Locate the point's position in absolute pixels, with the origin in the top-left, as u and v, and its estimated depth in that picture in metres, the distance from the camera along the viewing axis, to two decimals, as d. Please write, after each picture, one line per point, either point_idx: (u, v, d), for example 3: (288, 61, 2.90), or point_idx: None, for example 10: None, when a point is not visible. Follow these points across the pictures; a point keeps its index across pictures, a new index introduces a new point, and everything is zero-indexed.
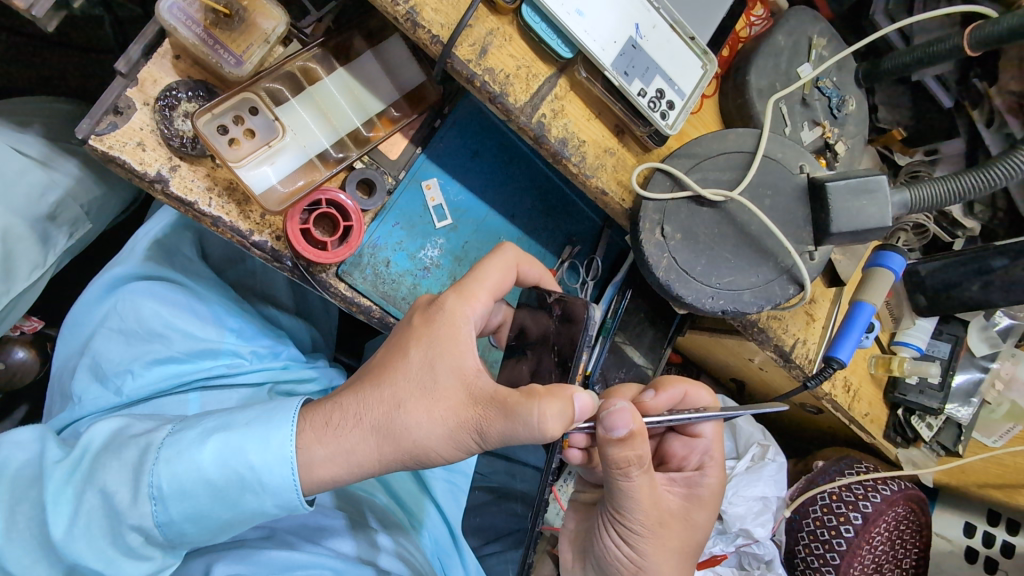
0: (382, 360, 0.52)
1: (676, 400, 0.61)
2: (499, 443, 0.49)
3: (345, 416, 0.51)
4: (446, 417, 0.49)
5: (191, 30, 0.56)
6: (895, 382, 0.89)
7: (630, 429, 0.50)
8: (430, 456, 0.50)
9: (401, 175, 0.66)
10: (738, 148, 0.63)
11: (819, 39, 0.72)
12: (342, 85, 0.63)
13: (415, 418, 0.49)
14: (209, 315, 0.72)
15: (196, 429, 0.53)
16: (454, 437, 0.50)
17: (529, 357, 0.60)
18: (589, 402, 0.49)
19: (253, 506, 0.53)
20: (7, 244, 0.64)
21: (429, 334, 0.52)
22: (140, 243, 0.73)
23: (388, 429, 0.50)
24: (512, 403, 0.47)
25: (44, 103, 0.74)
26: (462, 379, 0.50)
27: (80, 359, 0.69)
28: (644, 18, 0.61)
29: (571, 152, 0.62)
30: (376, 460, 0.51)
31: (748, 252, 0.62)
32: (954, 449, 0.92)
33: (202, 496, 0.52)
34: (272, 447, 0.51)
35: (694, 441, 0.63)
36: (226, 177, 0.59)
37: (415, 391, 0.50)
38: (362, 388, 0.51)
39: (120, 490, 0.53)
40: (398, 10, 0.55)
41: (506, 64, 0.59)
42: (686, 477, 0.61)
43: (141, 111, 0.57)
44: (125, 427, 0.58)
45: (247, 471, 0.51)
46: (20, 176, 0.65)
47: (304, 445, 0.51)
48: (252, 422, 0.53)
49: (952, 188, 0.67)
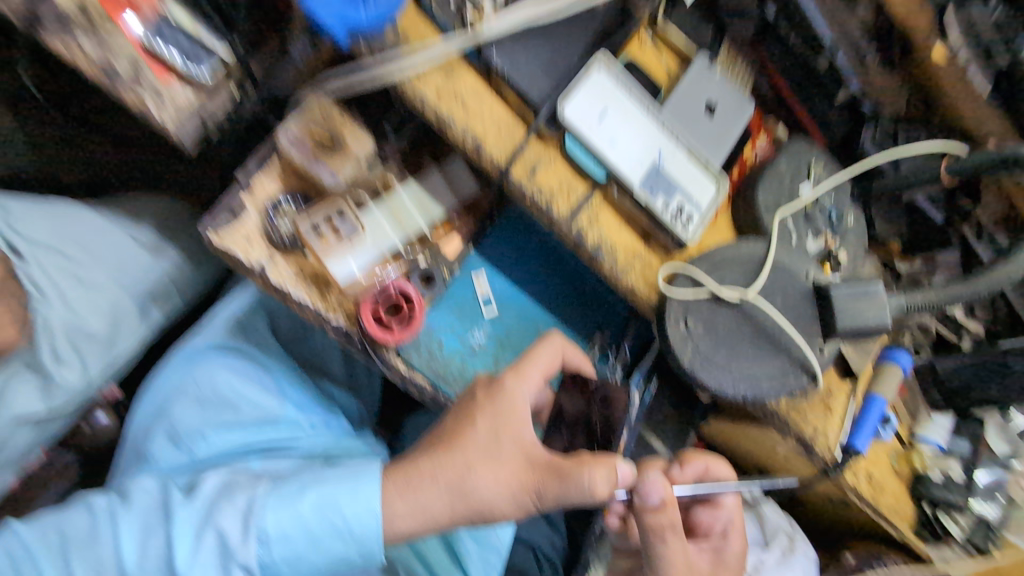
0: (449, 431, 0.58)
1: (701, 475, 0.66)
2: (555, 505, 0.55)
3: (423, 477, 0.56)
4: (511, 482, 0.55)
5: (299, 151, 0.69)
6: (919, 477, 0.91)
7: (661, 499, 0.56)
8: (495, 516, 0.56)
9: (456, 269, 0.78)
10: (750, 255, 0.72)
11: (817, 163, 0.83)
12: (414, 194, 0.74)
13: (484, 481, 0.55)
14: (273, 385, 0.80)
15: (295, 482, 0.59)
16: (517, 501, 0.55)
17: (562, 435, 0.69)
18: (630, 471, 0.55)
19: (340, 552, 0.58)
20: (115, 316, 0.80)
21: (493, 407, 0.58)
22: (223, 319, 0.84)
23: (461, 490, 0.55)
24: (568, 468, 0.54)
25: (155, 201, 0.88)
26: (523, 448, 0.57)
27: (159, 422, 0.76)
28: (665, 147, 0.73)
29: (604, 254, 0.73)
30: (448, 519, 0.55)
31: (763, 345, 0.70)
32: (986, 549, 0.91)
33: (300, 541, 0.57)
34: (362, 500, 0.57)
35: (718, 511, 0.67)
36: (312, 268, 0.70)
37: (483, 456, 0.56)
38: (434, 454, 0.57)
39: (232, 532, 0.58)
40: (466, 141, 0.70)
41: (550, 182, 0.71)
42: (713, 545, 0.67)
43: (251, 213, 0.69)
44: (231, 480, 0.63)
45: (340, 520, 0.57)
46: (127, 256, 0.81)
47: (387, 501, 0.56)
48: (342, 477, 0.59)
49: (946, 295, 0.75)
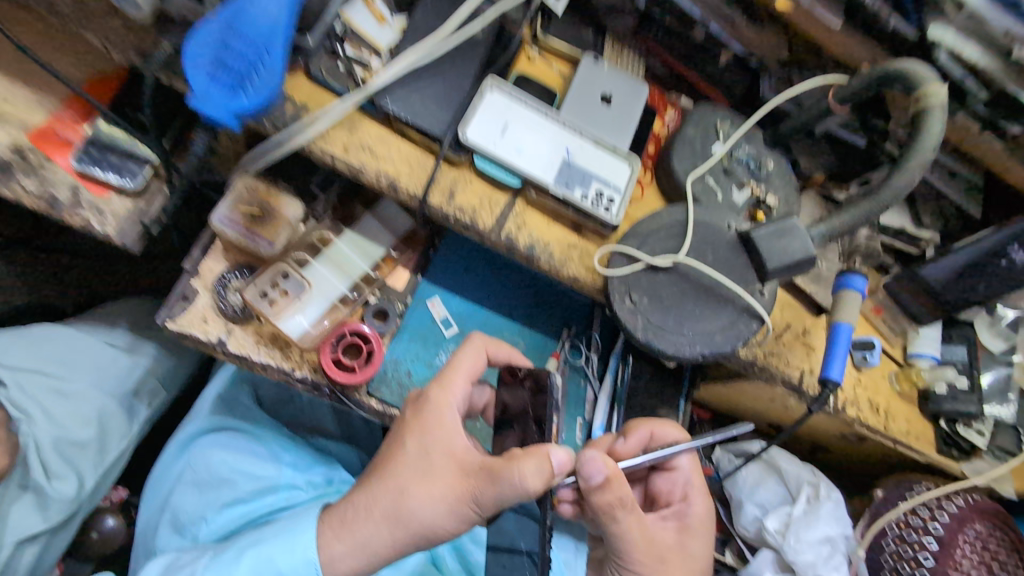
0: (385, 455, 0.62)
1: (646, 442, 0.71)
2: (493, 507, 0.57)
3: (359, 510, 0.61)
4: (446, 495, 0.58)
5: (234, 229, 0.73)
6: (926, 395, 0.98)
7: (605, 474, 0.58)
8: (437, 531, 0.59)
9: (408, 300, 0.81)
10: (673, 220, 0.75)
11: (723, 123, 0.88)
12: (351, 243, 0.79)
13: (418, 500, 0.58)
14: (269, 454, 0.85)
15: (232, 550, 0.67)
16: (455, 510, 0.58)
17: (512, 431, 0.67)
18: (566, 457, 0.56)
19: None
20: (101, 422, 0.79)
21: (420, 424, 0.61)
22: (206, 402, 0.89)
23: (397, 514, 0.59)
24: (497, 469, 0.56)
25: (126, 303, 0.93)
26: (453, 457, 0.60)
27: (161, 517, 0.81)
28: (572, 142, 0.78)
29: (540, 252, 0.77)
30: (391, 546, 0.59)
31: (706, 300, 0.72)
32: (1015, 451, 0.98)
33: None
34: (297, 551, 0.64)
35: (674, 474, 0.72)
36: (270, 331, 0.73)
37: (415, 476, 0.59)
38: (369, 484, 0.61)
39: None
40: (381, 183, 0.73)
41: (471, 200, 0.75)
42: (675, 512, 0.70)
43: (202, 294, 0.73)
44: (174, 560, 0.70)
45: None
46: (111, 365, 0.82)
47: (325, 543, 0.62)
48: (279, 533, 0.66)
49: (862, 215, 0.79)
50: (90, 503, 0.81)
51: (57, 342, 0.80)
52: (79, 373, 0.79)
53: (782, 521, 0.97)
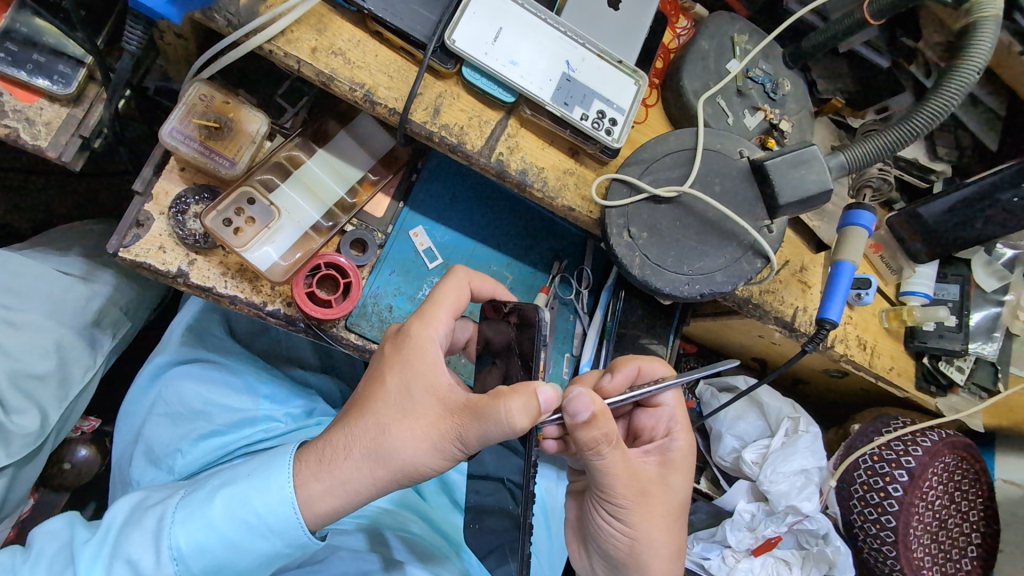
0: (364, 392, 0.59)
1: (633, 378, 0.68)
2: (478, 445, 0.55)
3: (338, 450, 0.57)
4: (428, 432, 0.55)
5: (190, 146, 0.64)
6: (913, 332, 0.95)
7: (592, 411, 0.55)
8: (420, 470, 0.56)
9: (389, 229, 0.75)
10: (680, 146, 0.69)
11: (740, 37, 0.79)
12: (324, 164, 0.71)
13: (399, 439, 0.55)
14: (243, 386, 0.82)
15: (205, 488, 0.60)
16: (438, 448, 0.56)
17: (497, 366, 0.64)
18: (554, 393, 0.53)
19: (265, 550, 0.58)
20: (61, 353, 0.74)
21: (401, 360, 0.59)
22: (175, 332, 0.84)
23: (377, 454, 0.55)
24: (481, 406, 0.53)
25: (82, 227, 0.86)
26: (436, 394, 0.57)
27: (134, 448, 0.79)
28: (573, 54, 0.69)
29: (533, 179, 0.70)
30: (373, 484, 0.56)
31: (709, 236, 0.67)
32: (994, 388, 0.98)
33: (217, 548, 0.58)
34: (272, 491, 0.57)
35: (658, 410, 0.69)
36: (236, 262, 0.67)
37: (396, 413, 0.56)
38: (348, 421, 0.58)
39: (144, 557, 0.58)
40: (356, 94, 0.63)
41: (458, 118, 0.67)
42: (658, 446, 0.68)
43: (158, 220, 0.65)
44: (144, 499, 0.64)
45: (254, 518, 0.57)
46: (67, 293, 0.75)
47: (303, 483, 0.57)
48: (253, 473, 0.59)
49: (885, 143, 0.73)
50: (57, 436, 0.79)
51: (3, 268, 0.73)
52: (31, 302, 0.73)
53: (760, 453, 0.98)
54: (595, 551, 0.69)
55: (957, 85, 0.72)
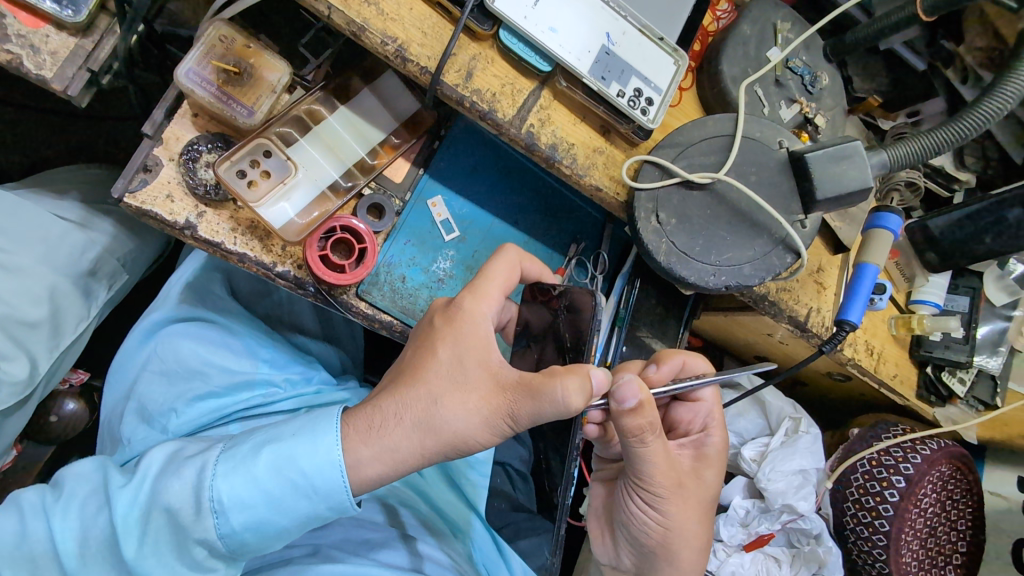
0: (412, 362, 0.58)
1: (677, 372, 0.67)
2: (530, 423, 0.54)
3: (387, 417, 0.55)
4: (480, 406, 0.55)
5: (207, 90, 0.61)
6: (919, 341, 0.94)
7: (639, 399, 0.55)
8: (467, 443, 0.56)
9: (407, 196, 0.72)
10: (718, 132, 0.66)
11: (783, 24, 0.76)
12: (345, 122, 0.68)
13: (452, 411, 0.54)
14: (243, 348, 0.79)
15: (248, 443, 0.58)
16: (489, 423, 0.55)
17: (535, 348, 0.66)
18: (604, 376, 0.54)
19: (307, 511, 0.57)
20: (54, 301, 0.70)
21: (454, 332, 0.58)
22: (175, 288, 0.81)
23: (428, 424, 0.55)
24: (537, 384, 0.52)
25: (80, 171, 0.82)
26: (488, 369, 0.56)
27: (127, 405, 0.76)
28: (614, 27, 0.66)
29: (562, 155, 0.67)
30: (419, 455, 0.55)
31: (740, 227, 0.65)
32: (991, 403, 0.97)
33: (261, 505, 0.56)
34: (321, 451, 0.56)
35: (696, 405, 0.69)
36: (248, 218, 0.64)
37: (449, 385, 0.55)
38: (397, 390, 0.56)
39: (185, 507, 0.56)
40: (387, 49, 0.60)
41: (491, 84, 0.64)
42: (693, 440, 0.68)
43: (167, 166, 0.62)
44: (180, 450, 0.62)
45: (300, 477, 0.56)
46: (62, 240, 0.72)
47: (351, 447, 0.56)
48: (300, 432, 0.57)
49: (926, 144, 0.73)
50: (46, 386, 0.75)
51: None
52: (25, 245, 0.69)
53: (759, 451, 0.98)
54: (622, 538, 0.68)
55: (1012, 90, 0.71)
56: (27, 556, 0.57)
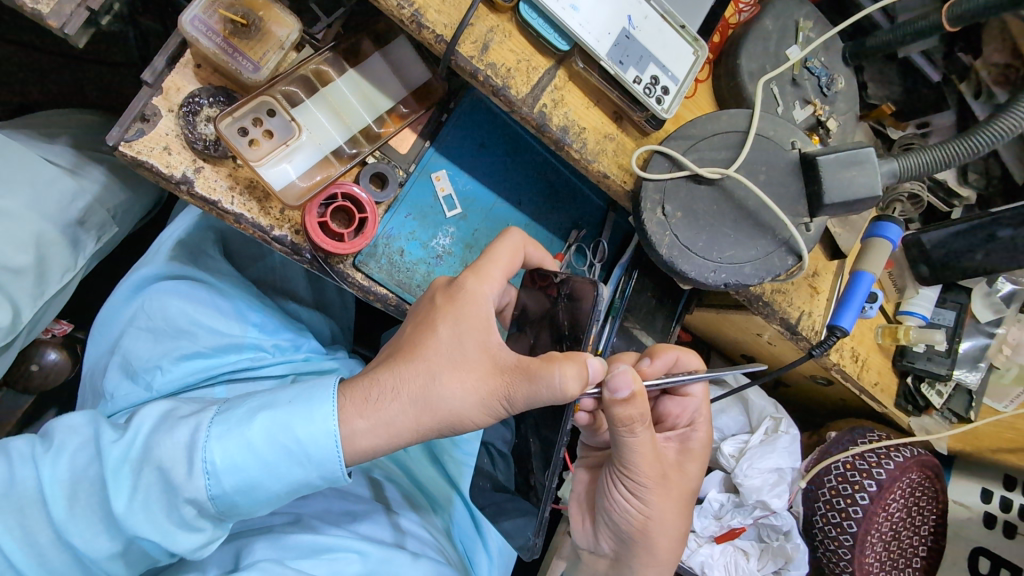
0: (411, 339, 0.57)
1: (670, 365, 0.67)
2: (525, 406, 0.54)
3: (383, 391, 0.55)
4: (476, 386, 0.54)
5: (212, 40, 0.58)
6: (902, 351, 0.95)
7: (632, 390, 0.55)
8: (462, 423, 0.55)
9: (411, 168, 0.70)
10: (731, 128, 0.65)
11: (805, 22, 0.75)
12: (354, 86, 0.66)
13: (448, 389, 0.54)
14: (233, 311, 0.78)
15: (243, 407, 0.57)
16: (484, 404, 0.55)
17: (529, 333, 0.65)
18: (600, 365, 0.53)
19: (299, 478, 0.56)
20: (41, 249, 0.68)
21: (455, 312, 0.57)
22: (166, 245, 0.79)
23: (424, 400, 0.54)
24: (535, 368, 0.52)
25: (70, 115, 0.79)
26: (486, 351, 0.56)
27: (111, 359, 0.74)
28: (636, 10, 0.65)
29: (573, 138, 0.65)
30: (413, 430, 0.55)
31: (745, 226, 0.65)
32: (965, 415, 1.00)
33: (253, 469, 0.56)
34: (317, 420, 0.55)
35: (685, 400, 0.70)
36: (247, 177, 0.62)
37: (447, 363, 0.55)
38: (395, 365, 0.56)
39: (176, 467, 0.56)
40: (403, 12, 0.58)
41: (506, 59, 0.62)
42: (679, 434, 0.70)
43: (166, 118, 0.59)
44: (173, 409, 0.61)
45: (294, 444, 0.55)
46: (51, 185, 0.69)
47: (346, 419, 0.55)
48: (295, 400, 0.57)
49: (938, 156, 0.73)
50: (28, 335, 0.73)
51: None
52: (12, 187, 0.67)
53: (737, 447, 1.00)
54: (602, 525, 0.69)
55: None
56: (16, 504, 0.56)
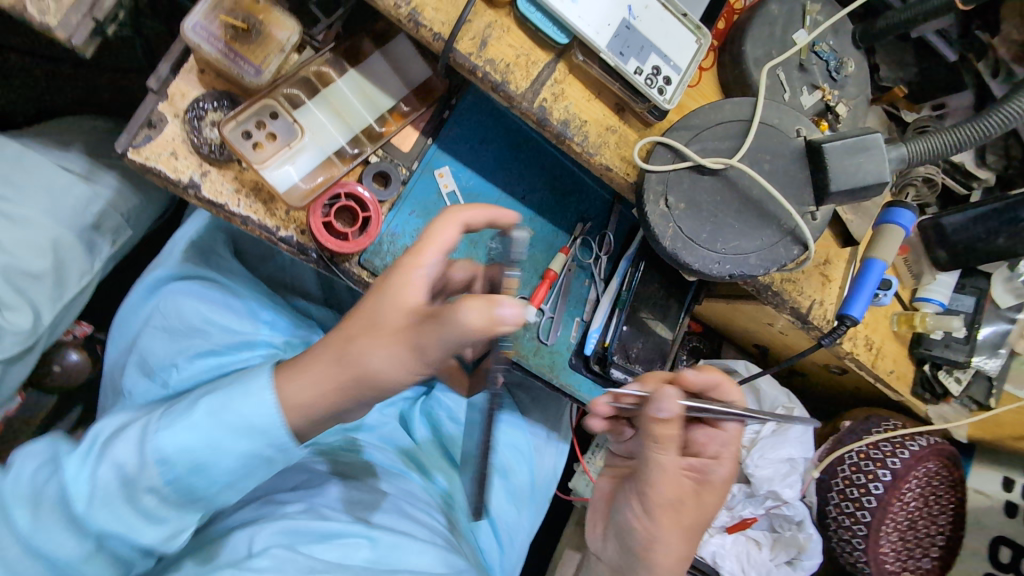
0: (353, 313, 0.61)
1: (712, 385, 0.67)
2: (439, 351, 0.54)
3: (312, 358, 0.59)
4: (388, 342, 0.55)
5: (213, 46, 0.59)
6: (919, 339, 0.93)
7: (673, 412, 0.59)
8: (387, 377, 0.56)
9: (414, 166, 0.70)
10: (734, 117, 0.64)
11: (813, 5, 0.73)
12: (355, 86, 0.66)
13: (371, 351, 0.56)
14: (245, 310, 0.80)
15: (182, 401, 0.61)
16: (401, 360, 0.55)
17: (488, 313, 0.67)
18: (518, 308, 0.51)
19: (246, 449, 0.60)
20: (59, 254, 0.70)
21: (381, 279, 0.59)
22: (178, 246, 0.82)
23: (343, 356, 0.57)
24: (437, 313, 0.53)
25: (86, 122, 0.82)
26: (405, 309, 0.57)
27: (129, 357, 0.76)
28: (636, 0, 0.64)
29: (574, 132, 0.65)
30: (334, 389, 0.58)
31: (750, 216, 0.64)
32: (985, 403, 0.98)
33: (201, 449, 0.58)
34: (253, 396, 0.59)
35: (716, 428, 0.71)
36: (252, 180, 0.63)
37: (365, 326, 0.57)
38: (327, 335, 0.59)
39: (128, 460, 0.58)
40: (401, 12, 0.58)
41: (505, 54, 0.62)
42: (702, 465, 0.70)
43: (172, 123, 0.60)
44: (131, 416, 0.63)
45: (238, 421, 0.59)
46: (67, 192, 0.71)
47: (278, 387, 0.59)
48: (232, 387, 0.61)
49: (950, 139, 0.71)
50: (49, 337, 0.76)
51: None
52: (28, 195, 0.69)
53: (749, 437, 0.99)
54: (612, 532, 0.70)
55: None
56: None
